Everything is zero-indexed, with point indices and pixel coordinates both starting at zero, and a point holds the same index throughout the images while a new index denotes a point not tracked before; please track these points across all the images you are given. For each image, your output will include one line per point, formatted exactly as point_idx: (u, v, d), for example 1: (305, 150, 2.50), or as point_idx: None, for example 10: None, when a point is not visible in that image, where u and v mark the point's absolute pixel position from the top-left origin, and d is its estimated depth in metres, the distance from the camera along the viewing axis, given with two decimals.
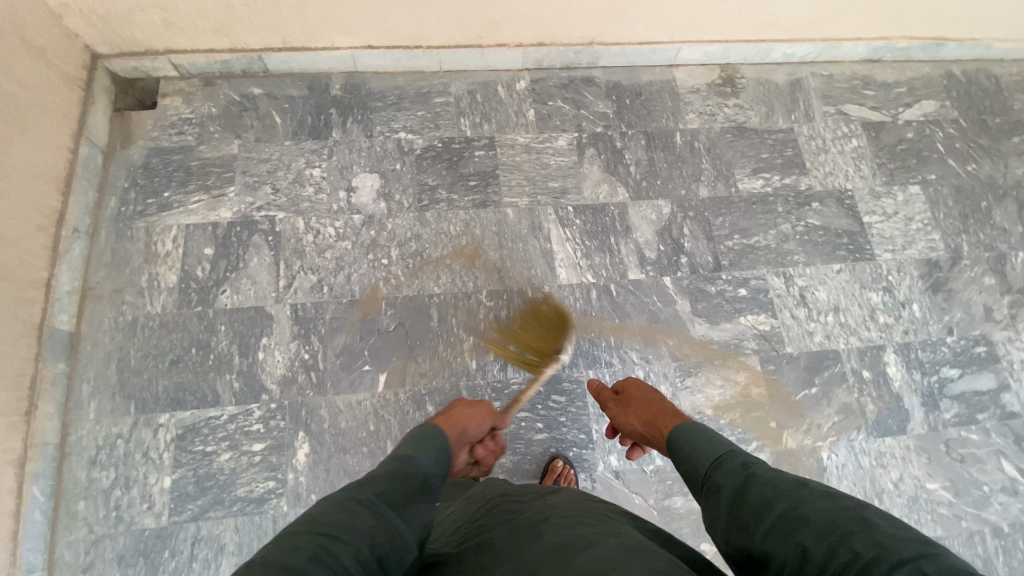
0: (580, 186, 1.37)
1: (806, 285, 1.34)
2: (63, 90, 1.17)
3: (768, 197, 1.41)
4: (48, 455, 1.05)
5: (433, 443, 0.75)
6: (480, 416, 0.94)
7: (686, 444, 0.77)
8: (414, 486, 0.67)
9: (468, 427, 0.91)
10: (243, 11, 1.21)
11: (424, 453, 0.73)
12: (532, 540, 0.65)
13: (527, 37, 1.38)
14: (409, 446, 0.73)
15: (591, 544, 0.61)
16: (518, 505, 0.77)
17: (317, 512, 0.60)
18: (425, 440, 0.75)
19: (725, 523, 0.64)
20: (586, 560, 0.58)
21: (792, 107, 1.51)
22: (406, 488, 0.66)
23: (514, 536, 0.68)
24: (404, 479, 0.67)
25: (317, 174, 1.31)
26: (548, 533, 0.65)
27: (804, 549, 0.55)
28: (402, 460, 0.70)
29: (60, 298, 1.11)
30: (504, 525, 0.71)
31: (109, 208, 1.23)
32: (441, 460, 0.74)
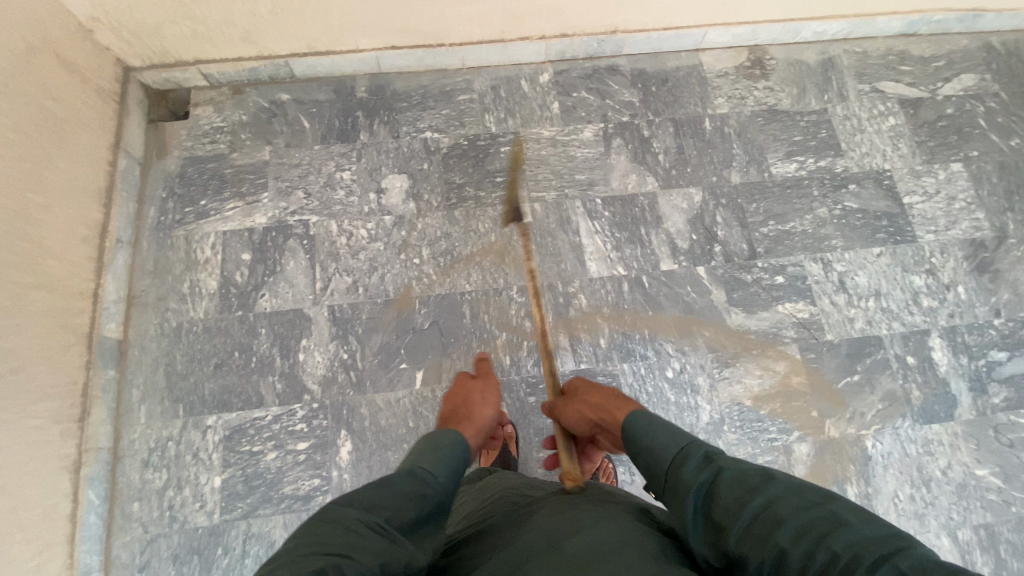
0: (608, 177, 1.36)
1: (845, 270, 1.30)
2: (100, 104, 1.21)
3: (803, 180, 1.37)
4: (104, 458, 1.10)
5: (450, 457, 0.76)
6: (491, 400, 1.01)
7: (648, 439, 0.75)
8: (428, 507, 0.67)
9: (486, 416, 0.96)
10: (269, 18, 1.22)
11: (439, 471, 0.73)
12: (525, 529, 0.66)
13: (550, 29, 1.36)
14: (428, 461, 0.74)
15: (581, 529, 0.62)
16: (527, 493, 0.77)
17: (321, 535, 0.57)
18: (448, 451, 0.77)
19: (699, 523, 0.61)
20: (575, 547, 0.59)
21: (825, 86, 1.46)
22: (417, 510, 0.66)
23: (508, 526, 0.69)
24: (419, 500, 0.67)
25: (347, 176, 1.32)
26: (544, 521, 0.66)
27: (780, 548, 0.53)
28: (420, 478, 0.70)
29: (108, 306, 1.15)
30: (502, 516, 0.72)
31: (149, 217, 1.26)
32: (456, 474, 0.75)
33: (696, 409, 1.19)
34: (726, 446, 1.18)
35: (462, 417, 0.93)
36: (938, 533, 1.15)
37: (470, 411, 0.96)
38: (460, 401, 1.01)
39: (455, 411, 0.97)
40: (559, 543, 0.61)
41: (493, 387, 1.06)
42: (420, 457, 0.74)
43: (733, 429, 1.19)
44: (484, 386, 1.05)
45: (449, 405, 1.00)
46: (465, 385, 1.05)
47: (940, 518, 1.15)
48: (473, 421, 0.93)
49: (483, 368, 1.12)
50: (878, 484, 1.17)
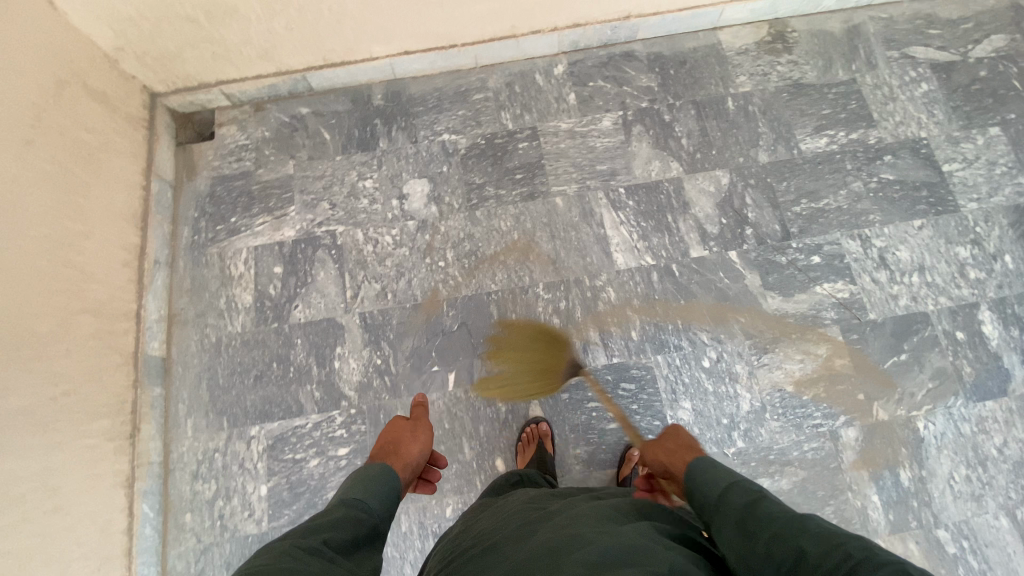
0: (630, 166, 1.33)
1: (885, 245, 1.25)
2: (130, 131, 1.25)
3: (834, 155, 1.32)
4: (156, 472, 1.14)
5: (382, 484, 0.80)
6: (421, 438, 0.99)
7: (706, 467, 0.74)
8: (361, 531, 0.71)
9: (414, 454, 0.95)
10: (284, 35, 1.24)
11: (372, 497, 0.77)
12: (525, 541, 0.66)
13: (561, 21, 1.34)
14: (359, 489, 0.78)
15: (581, 543, 0.62)
16: (532, 509, 0.76)
17: (260, 562, 0.60)
18: (378, 479, 0.81)
19: (734, 537, 0.62)
20: (572, 561, 0.59)
21: (852, 56, 1.40)
22: (350, 535, 0.69)
23: (515, 536, 0.68)
24: (353, 525, 0.71)
25: (369, 185, 1.34)
26: (545, 533, 0.66)
27: (802, 549, 0.56)
28: (350, 507, 0.74)
29: (150, 326, 1.20)
30: (510, 525, 0.72)
31: (184, 237, 1.30)
32: (389, 500, 0.80)
33: (735, 398, 1.16)
34: (769, 434, 1.15)
35: (389, 452, 0.93)
36: (997, 514, 1.09)
37: (396, 447, 0.95)
38: (391, 436, 0.99)
39: (384, 447, 0.95)
40: (558, 556, 0.60)
41: (427, 427, 1.03)
42: (350, 489, 0.78)
43: (776, 417, 1.15)
44: (417, 424, 1.03)
45: (380, 439, 0.99)
46: (400, 423, 1.03)
47: (999, 499, 1.10)
48: (399, 458, 0.92)
49: (417, 412, 1.09)
50: (932, 467, 1.12)
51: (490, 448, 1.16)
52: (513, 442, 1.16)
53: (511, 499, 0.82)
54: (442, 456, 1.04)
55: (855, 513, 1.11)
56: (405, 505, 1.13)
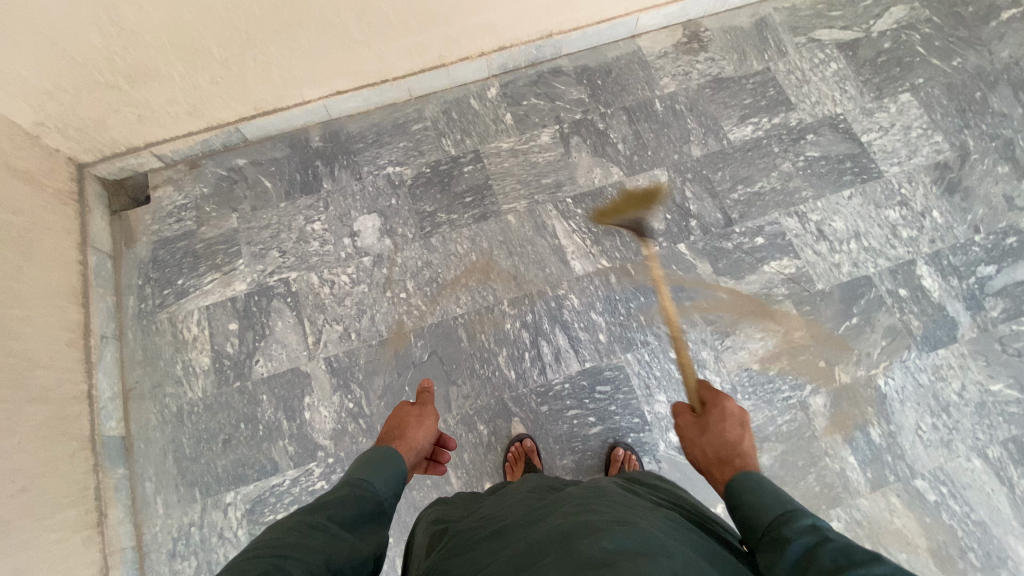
0: (574, 175, 1.37)
1: (821, 218, 1.32)
2: (59, 206, 1.20)
3: (762, 141, 1.40)
4: (130, 558, 1.06)
5: (389, 466, 0.80)
6: (426, 424, 0.95)
7: (755, 491, 0.67)
8: (365, 509, 0.73)
9: (419, 439, 0.92)
10: (211, 89, 1.22)
11: (377, 478, 0.78)
12: (534, 526, 0.65)
13: (487, 45, 1.38)
14: (364, 471, 0.78)
15: (594, 527, 0.60)
16: (537, 499, 0.75)
17: (268, 536, 0.63)
18: (383, 462, 0.81)
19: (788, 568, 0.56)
20: (577, 545, 0.58)
21: (763, 47, 1.49)
22: (354, 512, 0.71)
23: (525, 521, 0.67)
24: (357, 502, 0.73)
25: (319, 227, 1.32)
26: (557, 518, 0.65)
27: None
28: (355, 485, 0.75)
29: (105, 405, 1.13)
30: (519, 514, 0.70)
31: (129, 307, 1.25)
32: (393, 481, 0.80)
33: None
34: None
35: (393, 437, 0.90)
36: (968, 456, 1.15)
37: (401, 432, 0.92)
38: (396, 420, 0.96)
39: (388, 432, 0.93)
40: (566, 538, 0.60)
41: (432, 411, 1.00)
42: (357, 467, 0.79)
43: (747, 396, 1.19)
44: (423, 409, 0.99)
45: (386, 425, 0.96)
46: (407, 407, 1.00)
47: (967, 441, 1.16)
48: (404, 442, 0.90)
49: (424, 397, 1.04)
50: (899, 421, 1.17)
51: (477, 473, 1.15)
52: (500, 463, 1.15)
53: (521, 487, 0.81)
54: (450, 438, 1.02)
55: (836, 477, 1.14)
56: (398, 548, 1.10)
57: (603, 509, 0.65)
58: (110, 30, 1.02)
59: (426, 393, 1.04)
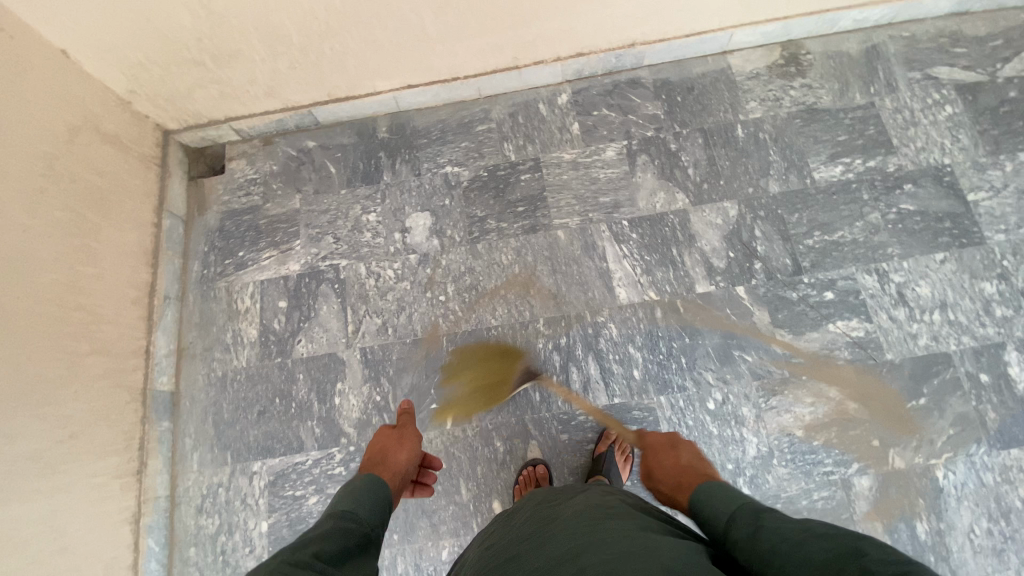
0: (634, 198, 1.31)
1: (904, 281, 1.19)
2: (142, 170, 1.29)
3: (851, 184, 1.27)
4: (162, 506, 1.16)
5: (372, 494, 0.81)
6: (408, 447, 0.99)
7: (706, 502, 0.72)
8: (351, 541, 0.71)
9: (402, 463, 0.95)
10: (289, 73, 1.26)
11: (361, 508, 0.78)
12: (545, 549, 0.65)
13: (564, 51, 1.33)
14: (348, 501, 0.78)
15: (601, 547, 0.61)
16: (541, 511, 0.77)
17: None
18: (367, 491, 0.82)
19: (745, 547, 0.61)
20: (589, 564, 0.58)
21: (870, 78, 1.35)
22: (342, 545, 0.70)
23: (537, 545, 0.68)
24: (343, 536, 0.71)
25: (373, 218, 1.35)
26: (563, 539, 0.66)
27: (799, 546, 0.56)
28: (339, 517, 0.75)
29: (160, 361, 1.22)
30: (527, 536, 0.71)
31: (193, 271, 1.33)
32: (379, 509, 0.80)
33: (742, 443, 1.12)
34: (776, 481, 1.10)
35: (376, 462, 0.93)
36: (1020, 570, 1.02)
37: (383, 457, 0.95)
38: (377, 446, 0.99)
39: (371, 458, 0.95)
40: (578, 559, 0.60)
41: (413, 434, 1.04)
42: (339, 501, 0.79)
43: (784, 463, 1.11)
44: (404, 432, 1.03)
45: (368, 451, 0.99)
46: (386, 433, 1.03)
47: (1023, 554, 1.03)
48: (388, 467, 0.93)
49: (405, 419, 1.07)
50: (951, 520, 1.06)
51: (486, 489, 1.15)
52: (512, 484, 1.14)
53: (524, 506, 0.81)
54: (435, 458, 1.07)
55: None
56: (401, 546, 1.13)
57: (610, 525, 0.66)
58: (200, 13, 1.06)
59: (406, 414, 1.09)
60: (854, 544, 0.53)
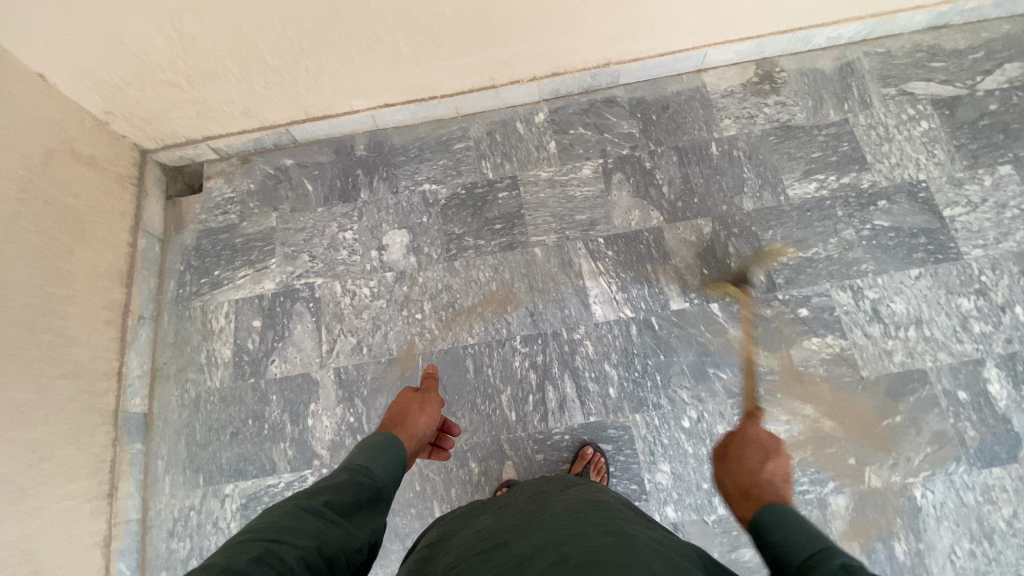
0: (610, 215, 1.31)
1: (878, 297, 1.19)
2: (118, 190, 1.29)
3: (824, 201, 1.28)
4: (132, 530, 1.14)
5: (388, 453, 0.82)
6: (428, 411, 0.98)
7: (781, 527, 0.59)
8: (362, 495, 0.73)
9: (421, 425, 0.94)
10: (265, 93, 1.26)
11: (376, 464, 0.80)
12: (530, 538, 0.62)
13: (540, 70, 1.34)
14: (363, 456, 0.80)
15: (584, 539, 0.58)
16: (537, 501, 0.74)
17: (263, 519, 0.64)
18: (382, 449, 0.82)
19: None
20: (572, 554, 0.55)
21: (843, 95, 1.36)
22: (351, 497, 0.72)
23: (523, 533, 0.65)
24: (354, 488, 0.73)
25: (350, 237, 1.35)
26: (550, 529, 0.63)
27: None
28: (353, 471, 0.76)
29: (132, 382, 1.21)
30: (517, 523, 0.68)
31: (168, 291, 1.33)
32: (393, 468, 0.81)
33: None
34: None
35: (395, 423, 0.92)
36: None
37: (403, 418, 0.95)
38: (398, 406, 0.98)
39: (390, 417, 0.95)
40: (559, 547, 0.57)
41: (435, 399, 1.02)
42: (355, 454, 0.81)
43: None
44: (426, 397, 1.02)
45: (389, 410, 0.99)
46: (409, 395, 1.01)
47: None
48: (406, 429, 0.92)
49: (427, 384, 1.07)
50: (931, 540, 1.05)
51: None
52: None
53: (519, 494, 0.79)
54: (454, 424, 1.06)
55: None
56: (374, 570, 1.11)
57: (603, 519, 0.64)
58: (172, 34, 1.07)
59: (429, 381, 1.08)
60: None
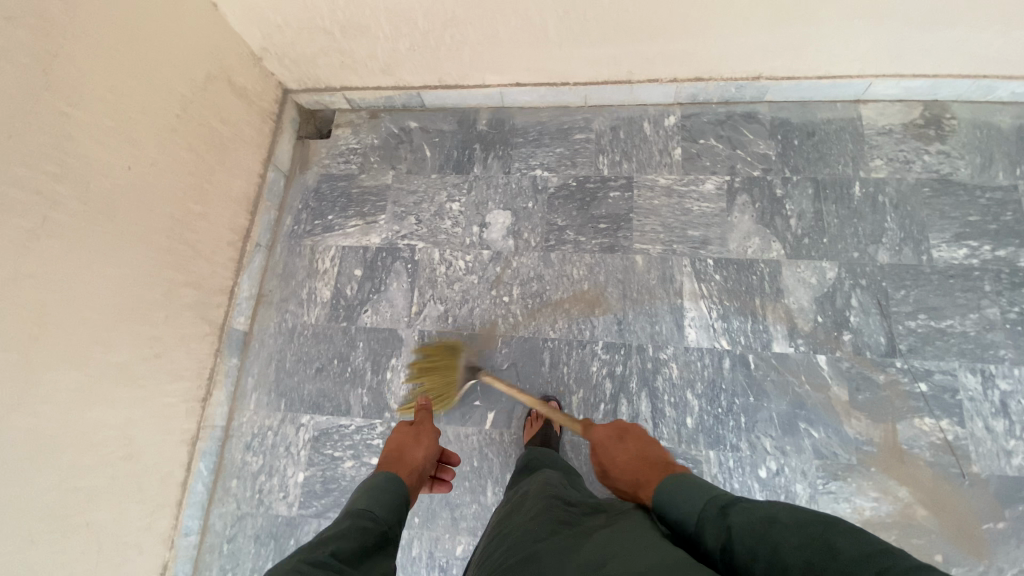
0: (725, 237, 1.24)
1: (1010, 389, 1.06)
2: (260, 123, 1.38)
3: (973, 271, 1.14)
4: (217, 435, 1.25)
5: (388, 494, 0.82)
6: (424, 442, 0.99)
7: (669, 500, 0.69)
8: (368, 540, 0.72)
9: (418, 459, 0.95)
10: (407, 54, 1.29)
11: (379, 506, 0.79)
12: (567, 555, 0.63)
13: (682, 73, 1.28)
14: (364, 500, 0.79)
15: (627, 559, 0.59)
16: (561, 516, 0.74)
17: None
18: (384, 490, 0.82)
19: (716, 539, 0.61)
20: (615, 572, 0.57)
21: (1021, 157, 1.20)
22: (356, 547, 0.70)
23: (558, 547, 0.65)
24: (359, 536, 0.72)
25: (456, 207, 1.37)
26: (586, 547, 0.63)
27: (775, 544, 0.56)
28: (356, 515, 0.76)
29: (241, 302, 1.31)
30: (543, 537, 0.68)
31: (285, 225, 1.42)
32: (397, 508, 0.81)
33: None
34: None
35: (393, 459, 0.92)
36: None
37: (400, 454, 0.95)
38: (394, 442, 0.99)
39: (387, 455, 0.94)
40: (602, 569, 0.58)
41: (429, 429, 1.03)
42: (358, 496, 0.80)
43: None
44: (419, 429, 1.02)
45: (386, 445, 0.99)
46: (404, 427, 1.02)
47: None
48: (405, 463, 0.92)
49: (422, 415, 1.06)
50: None
51: None
52: None
53: (534, 506, 0.77)
54: (454, 454, 1.07)
55: None
56: (420, 530, 1.15)
57: (637, 534, 0.65)
58: None
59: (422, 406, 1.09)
60: (825, 536, 0.55)
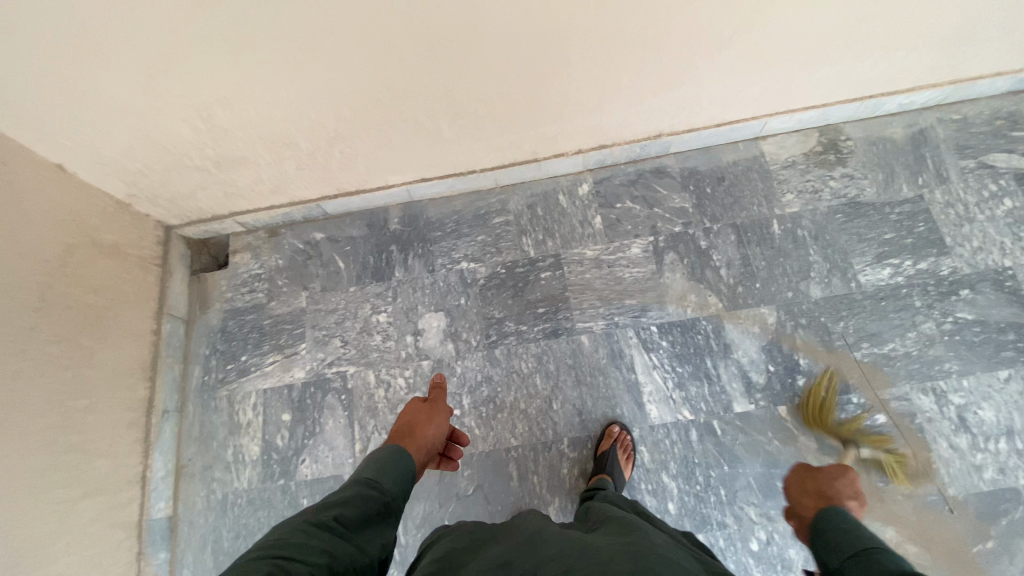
0: (663, 300, 1.22)
1: (963, 402, 1.09)
2: (143, 276, 1.22)
3: (900, 289, 1.17)
4: None
5: (400, 463, 0.75)
6: (437, 421, 0.92)
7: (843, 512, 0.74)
8: (372, 509, 0.66)
9: (429, 437, 0.88)
10: (297, 173, 1.19)
11: (387, 477, 0.72)
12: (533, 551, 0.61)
13: (587, 143, 1.24)
14: (374, 469, 0.72)
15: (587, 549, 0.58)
16: (538, 525, 0.74)
17: (274, 535, 0.57)
18: (391, 462, 0.74)
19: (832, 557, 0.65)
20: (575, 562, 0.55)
21: (917, 167, 1.26)
22: (362, 513, 0.64)
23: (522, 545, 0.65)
24: (365, 501, 0.66)
25: (383, 319, 1.27)
26: (555, 544, 0.62)
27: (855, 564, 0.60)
28: (363, 484, 0.69)
29: (156, 486, 1.14)
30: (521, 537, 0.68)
31: (193, 378, 1.26)
32: (404, 481, 0.74)
33: None
34: None
35: (404, 434, 0.86)
36: None
37: (411, 428, 0.88)
38: (406, 418, 0.92)
39: (398, 429, 0.88)
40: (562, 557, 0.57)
41: (444, 409, 0.96)
42: (364, 467, 0.73)
43: None
44: (433, 407, 0.95)
45: (398, 418, 0.93)
46: (417, 405, 0.96)
47: None
48: (414, 440, 0.85)
49: (434, 394, 1.01)
50: None
51: None
52: None
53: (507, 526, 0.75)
54: (464, 433, 0.99)
55: None
56: None
57: (611, 536, 0.62)
58: (202, 125, 0.99)
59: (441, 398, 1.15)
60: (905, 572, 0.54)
